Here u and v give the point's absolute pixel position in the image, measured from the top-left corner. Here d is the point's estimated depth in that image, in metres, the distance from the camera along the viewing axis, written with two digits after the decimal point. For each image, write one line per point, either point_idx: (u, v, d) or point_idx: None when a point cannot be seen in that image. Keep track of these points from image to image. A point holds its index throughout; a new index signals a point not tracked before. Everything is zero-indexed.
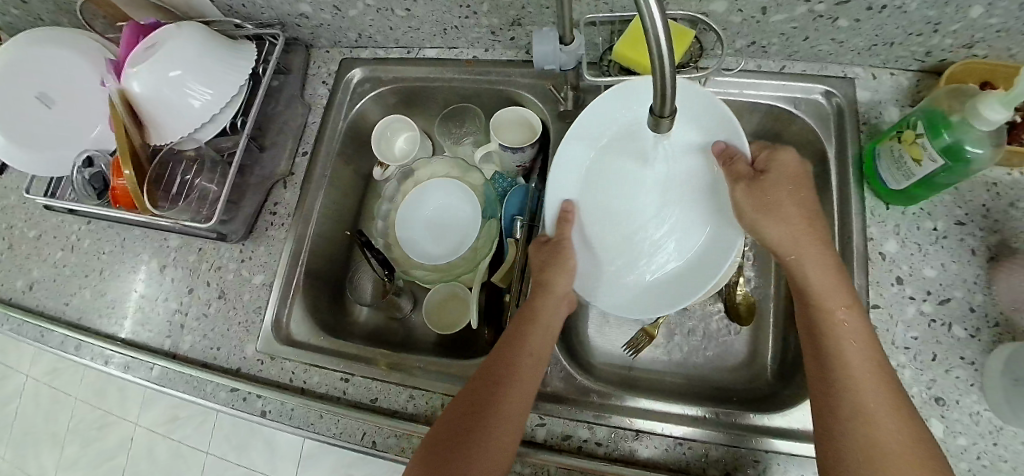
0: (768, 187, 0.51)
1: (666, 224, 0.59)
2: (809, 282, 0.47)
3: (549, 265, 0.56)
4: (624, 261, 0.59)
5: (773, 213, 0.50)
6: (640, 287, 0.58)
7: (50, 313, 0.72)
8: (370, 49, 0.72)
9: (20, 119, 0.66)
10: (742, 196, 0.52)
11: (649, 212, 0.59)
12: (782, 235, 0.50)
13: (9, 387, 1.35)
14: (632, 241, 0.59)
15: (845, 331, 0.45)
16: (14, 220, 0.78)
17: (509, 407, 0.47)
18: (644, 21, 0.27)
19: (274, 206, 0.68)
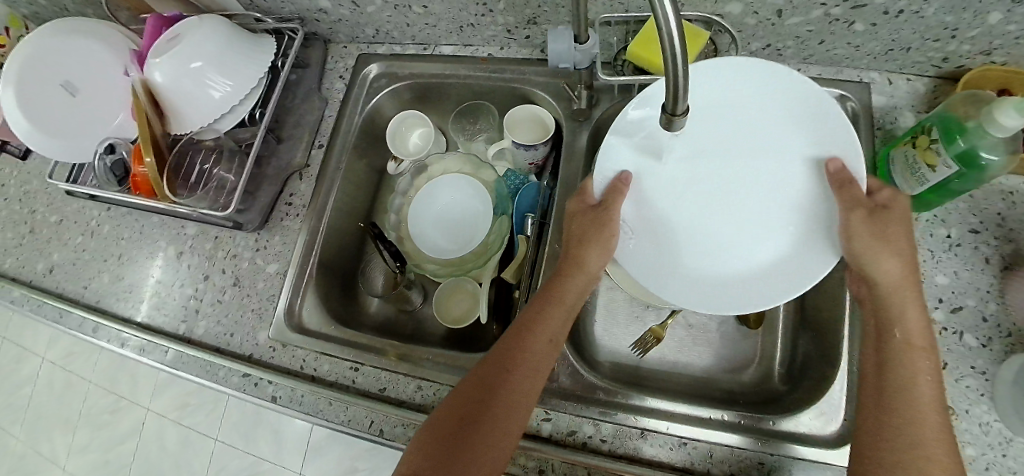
0: (890, 221, 0.45)
1: (741, 215, 0.51)
2: (907, 324, 0.43)
3: (589, 237, 0.51)
4: (687, 252, 0.52)
5: (888, 250, 0.44)
6: (705, 283, 0.51)
7: (69, 296, 0.74)
8: (387, 45, 0.73)
9: (41, 105, 0.67)
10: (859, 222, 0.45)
11: (717, 204, 0.51)
12: (895, 274, 0.44)
13: (24, 370, 1.38)
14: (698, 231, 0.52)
15: (923, 374, 0.41)
16: (37, 204, 0.80)
17: (513, 409, 0.47)
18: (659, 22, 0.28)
19: (289, 197, 0.69)
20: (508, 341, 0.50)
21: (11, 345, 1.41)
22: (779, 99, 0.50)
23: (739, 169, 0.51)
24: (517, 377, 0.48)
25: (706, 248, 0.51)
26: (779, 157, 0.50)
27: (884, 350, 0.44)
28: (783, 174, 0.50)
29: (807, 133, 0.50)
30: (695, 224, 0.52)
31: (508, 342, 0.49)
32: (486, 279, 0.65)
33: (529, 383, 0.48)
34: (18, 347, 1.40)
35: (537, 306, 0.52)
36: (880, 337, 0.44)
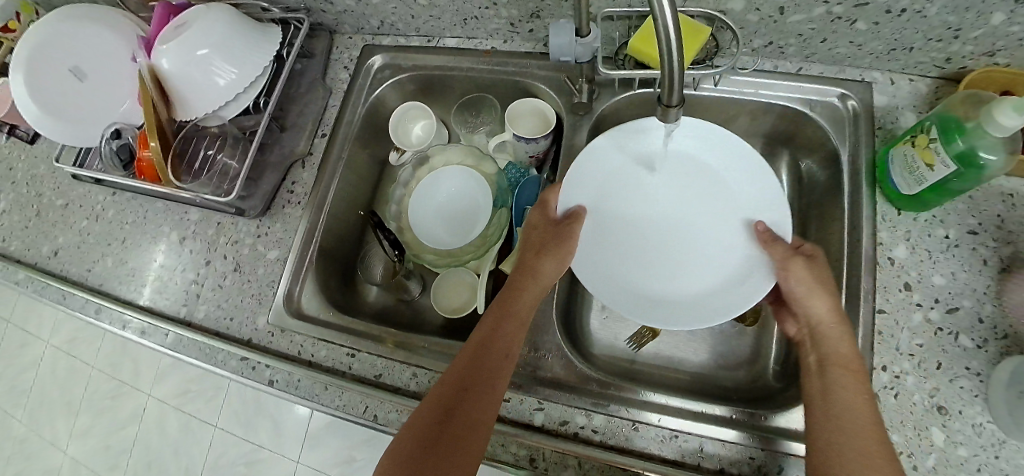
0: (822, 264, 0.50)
1: (688, 247, 0.58)
2: (840, 353, 0.46)
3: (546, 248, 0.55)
4: (642, 276, 0.58)
5: (823, 290, 0.48)
6: (643, 302, 0.57)
7: (73, 279, 0.75)
8: (392, 36, 0.73)
9: (50, 89, 0.68)
10: (800, 262, 0.49)
11: (667, 234, 0.59)
12: (829, 304, 0.48)
13: (29, 354, 1.40)
14: (655, 256, 0.58)
15: (856, 393, 0.44)
16: (43, 189, 0.81)
17: (476, 418, 0.46)
18: (657, 17, 0.33)
19: (291, 185, 0.70)
20: (467, 354, 0.49)
21: (17, 330, 1.43)
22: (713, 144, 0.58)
23: (686, 210, 0.59)
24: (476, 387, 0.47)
25: (660, 273, 0.58)
26: (718, 194, 0.58)
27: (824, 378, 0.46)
28: (723, 219, 0.57)
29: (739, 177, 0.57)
30: (637, 251, 0.59)
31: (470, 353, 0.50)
32: (484, 271, 0.66)
33: (491, 390, 0.47)
34: (24, 332, 1.42)
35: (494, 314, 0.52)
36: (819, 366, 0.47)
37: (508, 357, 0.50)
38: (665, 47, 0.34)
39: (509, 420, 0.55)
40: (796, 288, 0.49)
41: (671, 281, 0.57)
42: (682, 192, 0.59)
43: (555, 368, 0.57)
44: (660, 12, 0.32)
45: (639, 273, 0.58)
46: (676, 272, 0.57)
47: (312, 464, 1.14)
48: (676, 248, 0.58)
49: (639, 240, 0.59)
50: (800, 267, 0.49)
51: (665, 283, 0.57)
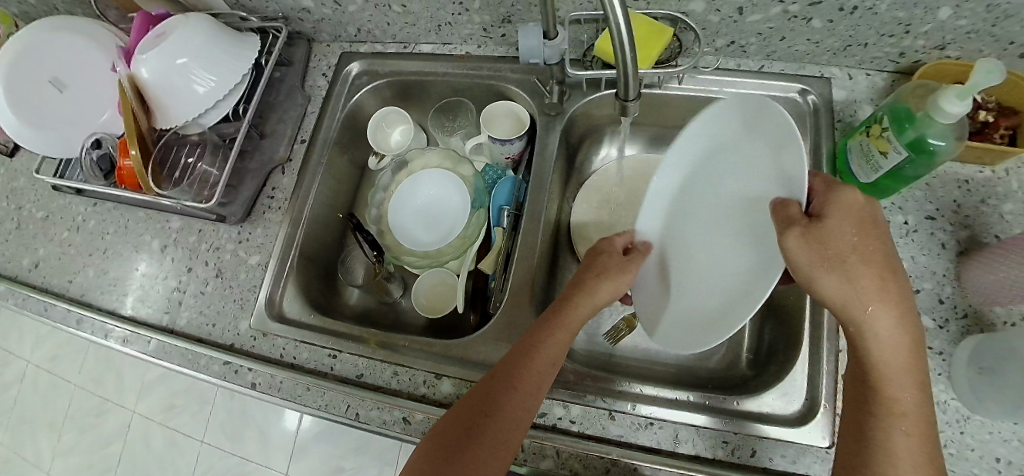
0: (828, 237, 0.40)
1: (728, 260, 0.50)
2: (871, 353, 0.41)
3: (607, 272, 0.54)
4: (685, 298, 0.53)
5: (829, 268, 0.40)
6: (676, 323, 0.53)
7: (54, 290, 0.75)
8: (369, 44, 0.75)
9: (28, 100, 0.68)
10: (796, 247, 0.40)
11: (716, 247, 0.52)
12: (843, 291, 0.40)
13: (10, 373, 1.38)
14: (698, 274, 0.53)
15: (901, 411, 0.40)
16: (23, 201, 0.81)
17: (501, 433, 0.45)
18: (613, 27, 0.36)
19: (271, 190, 0.71)
20: (501, 370, 0.48)
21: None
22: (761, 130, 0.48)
23: (740, 222, 0.50)
24: (504, 400, 0.46)
25: (697, 291, 0.52)
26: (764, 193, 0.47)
27: (859, 382, 0.42)
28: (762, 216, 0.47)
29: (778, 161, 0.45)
30: (680, 267, 0.55)
31: (502, 370, 0.48)
32: (465, 270, 0.67)
33: (521, 406, 0.46)
34: (4, 350, 1.40)
35: (542, 324, 0.51)
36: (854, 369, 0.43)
37: (553, 367, 0.49)
38: (622, 48, 0.37)
39: None
40: (796, 276, 0.42)
41: (701, 300, 0.51)
42: (731, 197, 0.51)
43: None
44: (614, 19, 0.35)
45: (678, 293, 0.54)
46: (712, 288, 0.50)
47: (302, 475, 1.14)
48: (717, 262, 0.51)
49: (688, 257, 0.55)
50: (800, 254, 0.40)
51: (701, 304, 0.51)
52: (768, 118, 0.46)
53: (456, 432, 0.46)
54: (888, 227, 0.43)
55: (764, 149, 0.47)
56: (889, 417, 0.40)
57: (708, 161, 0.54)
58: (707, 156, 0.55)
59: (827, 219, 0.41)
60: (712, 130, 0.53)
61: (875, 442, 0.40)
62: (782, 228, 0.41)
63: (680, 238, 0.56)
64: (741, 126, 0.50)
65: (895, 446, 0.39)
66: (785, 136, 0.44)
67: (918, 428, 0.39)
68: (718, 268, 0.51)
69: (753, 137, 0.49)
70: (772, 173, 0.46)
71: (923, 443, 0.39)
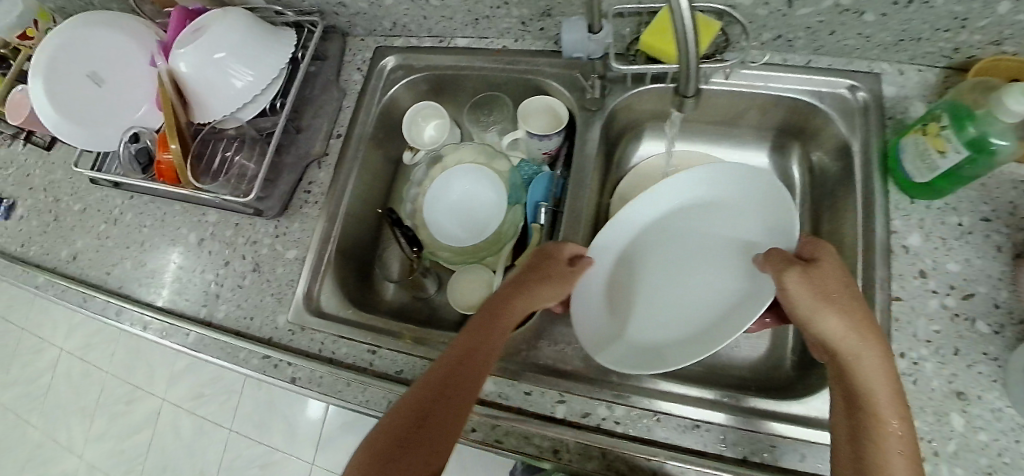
0: (825, 277, 0.47)
1: (688, 299, 0.61)
2: (860, 383, 0.42)
3: (537, 272, 0.55)
4: (641, 328, 0.61)
5: (827, 302, 0.45)
6: (631, 351, 0.59)
7: (92, 282, 0.75)
8: (404, 38, 0.74)
9: (69, 95, 0.68)
10: (797, 281, 0.47)
11: (678, 287, 0.62)
12: (838, 323, 0.44)
13: (45, 359, 1.42)
14: (658, 307, 0.61)
15: (895, 441, 0.40)
16: (61, 193, 0.82)
17: (443, 429, 0.45)
18: (673, 12, 0.34)
19: (308, 185, 0.71)
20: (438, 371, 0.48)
21: (33, 336, 1.45)
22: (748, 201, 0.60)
23: (706, 268, 0.61)
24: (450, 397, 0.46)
25: (654, 323, 0.60)
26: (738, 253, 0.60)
27: (849, 413, 0.43)
28: (734, 271, 0.59)
29: (761, 229, 0.59)
30: (643, 299, 0.62)
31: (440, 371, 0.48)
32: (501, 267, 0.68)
33: (466, 402, 0.47)
34: (39, 338, 1.44)
35: (480, 322, 0.52)
36: (845, 401, 0.43)
37: (486, 365, 0.49)
38: (683, 40, 0.36)
39: (529, 413, 0.54)
40: (795, 307, 0.47)
41: (660, 330, 0.60)
42: (702, 246, 0.62)
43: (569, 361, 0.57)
44: (676, 11, 0.34)
45: (637, 322, 0.61)
46: (673, 322, 0.60)
47: (326, 465, 1.15)
48: (680, 299, 0.61)
49: (649, 290, 0.62)
50: (798, 286, 0.46)
51: (658, 334, 0.60)
52: (760, 193, 0.59)
53: (402, 429, 0.45)
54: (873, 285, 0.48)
55: (747, 217, 0.60)
56: (884, 445, 0.40)
57: (688, 211, 0.63)
58: (691, 205, 0.63)
59: (820, 263, 0.48)
60: (694, 186, 0.62)
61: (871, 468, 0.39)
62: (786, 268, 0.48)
63: (656, 270, 0.63)
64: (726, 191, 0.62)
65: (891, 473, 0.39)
66: (776, 200, 0.57)
67: (908, 456, 0.40)
68: (694, 299, 0.60)
69: (737, 205, 0.61)
70: (753, 227, 0.59)
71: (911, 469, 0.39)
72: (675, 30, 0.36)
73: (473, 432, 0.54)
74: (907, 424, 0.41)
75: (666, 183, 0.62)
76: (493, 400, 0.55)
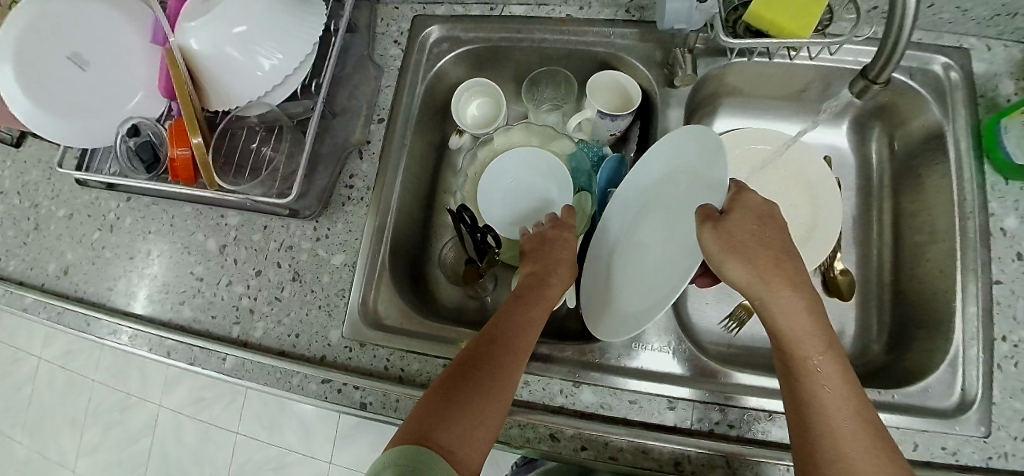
0: (733, 226, 0.42)
1: (653, 265, 0.48)
2: (780, 326, 0.41)
3: (560, 242, 0.55)
4: (619, 305, 0.51)
5: (735, 254, 0.41)
6: (610, 329, 0.50)
7: (94, 300, 0.65)
8: (447, 6, 0.66)
9: (43, 77, 0.56)
10: (709, 239, 0.41)
11: (649, 257, 0.49)
12: (747, 274, 0.41)
13: (22, 370, 1.28)
14: (633, 281, 0.50)
15: (832, 385, 0.39)
16: (40, 197, 0.71)
17: (489, 397, 0.42)
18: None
19: (349, 179, 0.63)
20: (476, 344, 0.46)
21: (5, 347, 1.31)
22: (710, 149, 0.46)
23: (677, 231, 0.47)
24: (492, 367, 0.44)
25: (626, 298, 0.50)
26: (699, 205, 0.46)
27: (780, 353, 0.42)
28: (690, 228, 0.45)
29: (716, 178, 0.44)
30: (623, 276, 0.52)
31: (479, 343, 0.46)
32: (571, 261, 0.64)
33: (511, 373, 0.44)
34: (12, 347, 1.30)
35: (517, 295, 0.51)
36: (778, 353, 0.42)
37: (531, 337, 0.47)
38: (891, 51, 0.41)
39: (638, 423, 0.50)
40: (708, 262, 0.42)
41: (630, 305, 0.49)
42: (678, 206, 0.48)
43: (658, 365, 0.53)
44: (903, 17, 0.38)
45: (618, 299, 0.51)
46: (639, 295, 0.48)
47: (347, 464, 1.09)
48: (650, 268, 0.49)
49: (629, 264, 0.52)
50: (710, 243, 0.41)
51: (627, 309, 0.49)
52: (711, 142, 0.46)
53: (433, 402, 0.43)
54: (785, 221, 0.45)
55: (711, 169, 0.45)
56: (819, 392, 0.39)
57: (671, 174, 0.51)
58: (676, 168, 0.50)
59: (729, 211, 0.43)
60: (669, 149, 0.51)
61: (812, 413, 0.38)
62: (698, 224, 0.42)
63: (631, 244, 0.53)
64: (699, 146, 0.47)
65: (829, 413, 0.38)
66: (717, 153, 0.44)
67: (841, 386, 0.39)
68: (638, 278, 0.49)
69: (705, 156, 0.46)
70: (701, 189, 0.46)
71: (851, 399, 0.38)
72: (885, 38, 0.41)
73: (583, 451, 0.50)
74: (833, 362, 0.39)
75: (650, 151, 0.53)
76: (595, 412, 0.51)
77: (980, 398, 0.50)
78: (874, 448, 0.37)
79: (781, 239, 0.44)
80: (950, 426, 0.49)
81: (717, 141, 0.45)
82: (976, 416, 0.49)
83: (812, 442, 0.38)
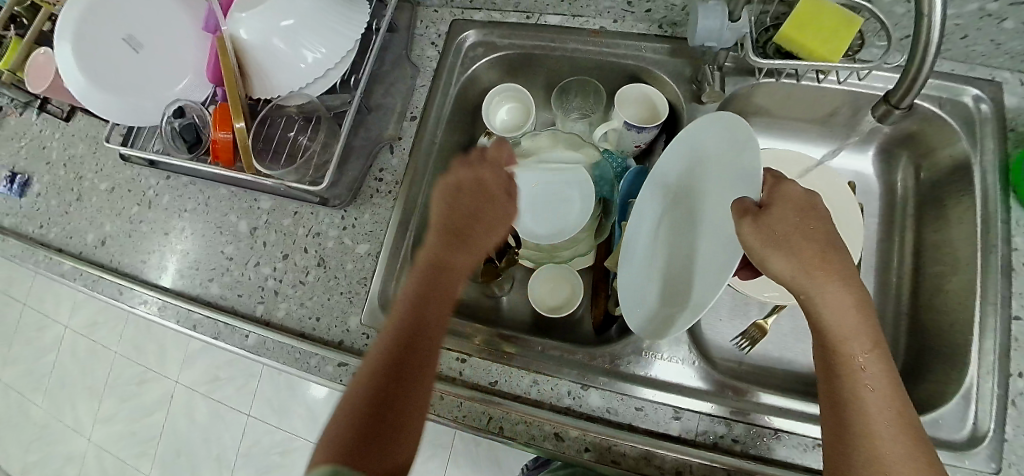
0: (778, 223, 0.41)
1: (691, 254, 0.50)
2: (825, 323, 0.41)
3: (478, 200, 0.50)
4: (660, 293, 0.52)
5: (782, 250, 0.40)
6: (652, 314, 0.52)
7: (127, 271, 0.68)
8: (485, 11, 0.68)
9: (100, 57, 0.59)
10: (750, 234, 0.41)
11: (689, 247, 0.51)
12: (794, 269, 0.41)
13: (47, 337, 1.33)
14: (672, 271, 0.52)
15: (874, 384, 0.39)
16: (85, 171, 0.75)
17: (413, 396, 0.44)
18: (927, 13, 0.37)
19: (378, 172, 0.65)
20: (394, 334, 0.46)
21: (32, 312, 1.36)
22: (738, 137, 0.47)
23: (713, 221, 0.49)
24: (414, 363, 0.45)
25: (666, 286, 0.52)
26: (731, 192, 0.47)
27: (822, 348, 0.42)
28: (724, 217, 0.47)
29: (747, 166, 0.45)
30: (661, 264, 0.54)
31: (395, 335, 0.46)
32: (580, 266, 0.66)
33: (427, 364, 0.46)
34: (40, 314, 1.35)
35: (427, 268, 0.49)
36: (819, 348, 0.42)
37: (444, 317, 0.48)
38: (914, 76, 0.42)
39: (642, 430, 0.51)
40: (749, 256, 0.42)
41: (672, 294, 0.50)
42: (712, 195, 0.50)
43: (665, 374, 0.54)
44: (927, 46, 0.38)
45: (658, 287, 0.53)
46: (678, 284, 0.50)
47: None
48: (688, 258, 0.51)
49: (668, 254, 0.54)
50: (751, 239, 0.41)
51: (667, 298, 0.51)
52: (738, 125, 0.47)
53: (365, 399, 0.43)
54: (831, 213, 0.44)
55: (740, 159, 0.47)
56: (860, 391, 0.39)
57: (704, 162, 0.52)
58: (704, 157, 0.52)
59: (771, 204, 0.42)
60: (704, 138, 0.52)
61: (854, 410, 0.39)
62: (740, 220, 0.41)
63: (671, 234, 0.55)
64: (727, 134, 0.49)
65: (869, 413, 0.39)
66: (745, 141, 0.46)
67: (885, 386, 0.39)
68: (689, 274, 0.49)
69: (735, 141, 0.48)
70: (732, 177, 0.47)
71: (892, 402, 0.39)
72: (908, 64, 0.41)
73: (587, 452, 0.50)
74: (875, 359, 0.40)
75: (683, 138, 0.56)
76: (601, 415, 0.52)
77: (993, 434, 0.49)
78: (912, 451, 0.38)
79: (829, 231, 0.43)
80: (960, 458, 0.49)
81: (747, 130, 0.46)
82: (986, 451, 0.49)
83: (850, 442, 0.39)
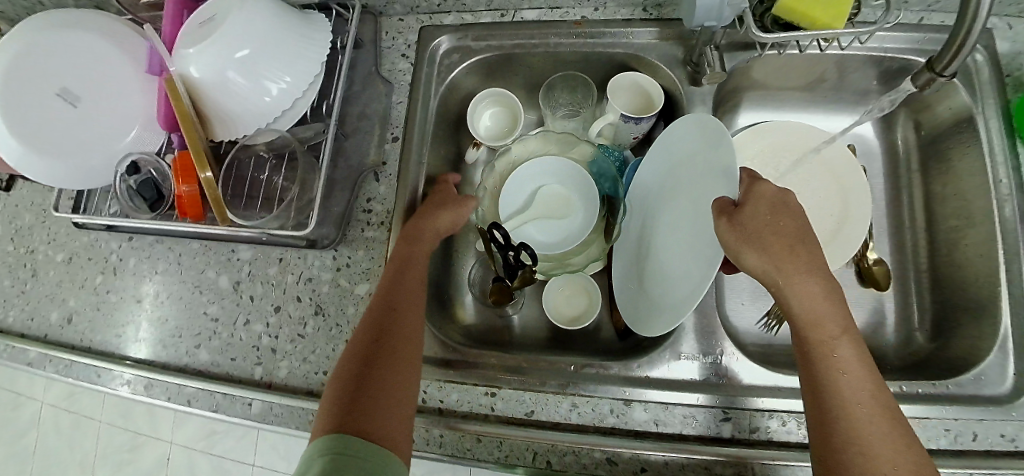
0: (749, 219, 0.41)
1: (671, 253, 0.50)
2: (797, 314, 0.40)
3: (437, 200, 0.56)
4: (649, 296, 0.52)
5: (753, 242, 0.40)
6: (644, 316, 0.52)
7: (101, 349, 0.61)
8: (455, 14, 0.63)
9: (35, 118, 0.52)
10: (724, 230, 0.41)
11: (669, 247, 0.50)
12: (765, 265, 0.41)
13: (24, 416, 1.23)
14: (657, 272, 0.51)
15: (849, 371, 0.39)
16: (36, 243, 0.67)
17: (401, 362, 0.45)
18: None
19: (366, 202, 0.60)
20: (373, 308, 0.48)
21: (3, 392, 1.25)
22: (712, 136, 0.47)
23: (691, 221, 0.48)
24: (393, 330, 0.46)
25: (652, 287, 0.51)
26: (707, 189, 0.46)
27: (798, 340, 0.41)
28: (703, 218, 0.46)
29: (719, 161, 0.46)
30: (649, 268, 0.53)
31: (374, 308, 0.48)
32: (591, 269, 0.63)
33: (409, 330, 0.47)
34: (12, 392, 1.24)
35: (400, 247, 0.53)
36: (796, 340, 0.42)
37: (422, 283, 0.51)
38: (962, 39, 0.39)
39: (694, 438, 0.48)
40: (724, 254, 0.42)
41: (661, 295, 0.49)
42: (689, 196, 0.49)
43: (706, 375, 0.51)
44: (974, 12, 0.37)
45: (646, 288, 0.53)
46: (660, 282, 0.50)
47: None
48: (670, 258, 0.50)
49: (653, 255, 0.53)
50: (722, 234, 0.41)
51: (654, 299, 0.51)
52: (714, 124, 0.47)
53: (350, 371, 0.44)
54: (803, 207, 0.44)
55: (719, 156, 0.46)
56: (839, 379, 0.39)
57: (682, 163, 0.52)
58: (682, 157, 0.52)
59: (746, 202, 0.43)
60: (682, 138, 0.52)
61: (829, 397, 0.38)
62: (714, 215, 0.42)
63: (653, 235, 0.54)
64: (700, 134, 0.49)
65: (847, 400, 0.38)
66: (716, 139, 0.46)
67: (862, 374, 0.39)
68: (669, 272, 0.49)
69: (710, 141, 0.47)
70: (707, 177, 0.47)
71: (871, 387, 0.38)
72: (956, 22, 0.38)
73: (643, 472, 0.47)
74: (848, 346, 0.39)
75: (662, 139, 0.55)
76: (649, 430, 0.49)
77: None
78: (892, 432, 0.37)
79: (801, 227, 0.42)
80: (1009, 413, 0.48)
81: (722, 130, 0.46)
82: None
83: (832, 429, 0.38)
